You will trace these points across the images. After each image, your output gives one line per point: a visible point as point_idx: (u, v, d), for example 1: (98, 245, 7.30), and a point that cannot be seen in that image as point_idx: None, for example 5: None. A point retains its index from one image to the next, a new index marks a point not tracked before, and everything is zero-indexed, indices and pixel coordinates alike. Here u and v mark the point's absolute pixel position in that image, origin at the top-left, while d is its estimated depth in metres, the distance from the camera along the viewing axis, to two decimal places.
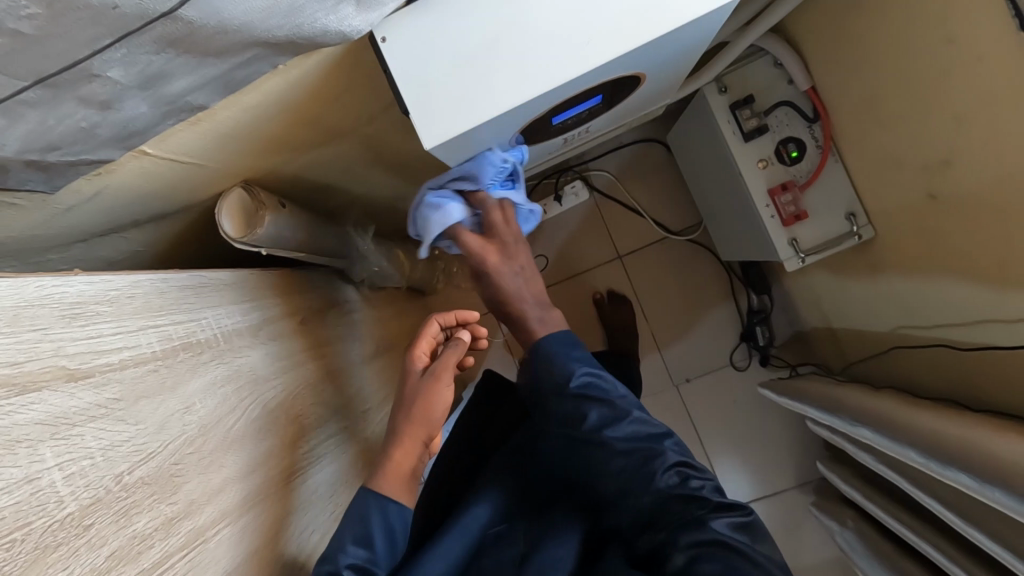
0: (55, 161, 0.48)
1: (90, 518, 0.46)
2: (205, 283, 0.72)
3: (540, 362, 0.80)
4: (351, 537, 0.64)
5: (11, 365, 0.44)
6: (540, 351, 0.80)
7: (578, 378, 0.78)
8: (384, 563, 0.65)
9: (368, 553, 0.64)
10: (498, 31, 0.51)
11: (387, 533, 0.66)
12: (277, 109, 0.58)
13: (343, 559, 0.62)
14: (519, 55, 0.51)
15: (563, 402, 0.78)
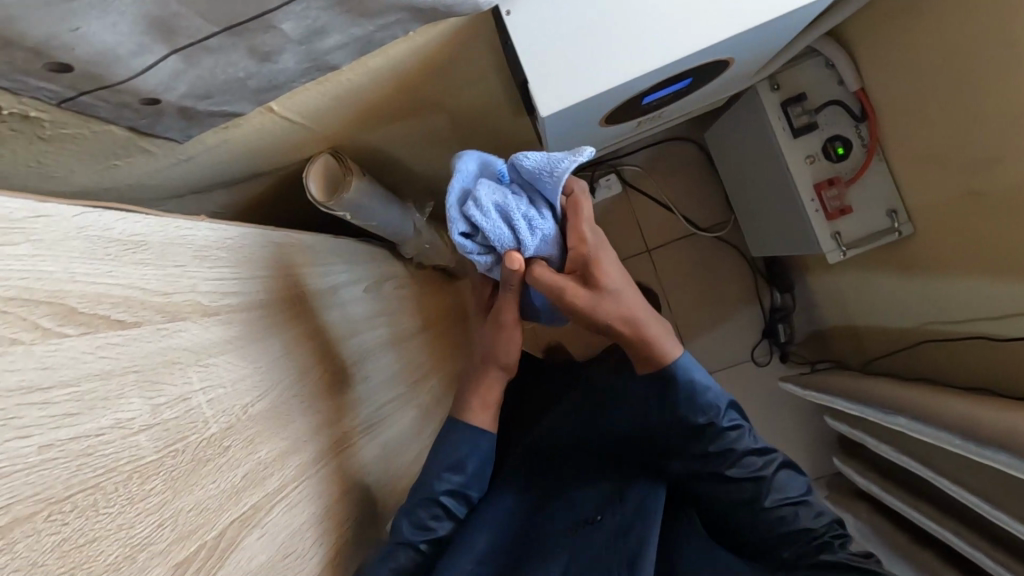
0: (202, 109, 0.51)
1: (228, 440, 0.49)
2: (292, 243, 0.75)
3: (672, 397, 0.64)
4: (444, 464, 0.66)
5: (162, 295, 0.48)
6: (673, 386, 0.64)
7: (712, 417, 0.64)
8: (476, 485, 0.68)
9: (460, 480, 0.67)
10: (612, 10, 0.55)
11: (477, 458, 0.67)
12: (389, 74, 0.61)
13: (438, 485, 0.65)
14: (632, 35, 0.55)
15: (704, 442, 0.66)
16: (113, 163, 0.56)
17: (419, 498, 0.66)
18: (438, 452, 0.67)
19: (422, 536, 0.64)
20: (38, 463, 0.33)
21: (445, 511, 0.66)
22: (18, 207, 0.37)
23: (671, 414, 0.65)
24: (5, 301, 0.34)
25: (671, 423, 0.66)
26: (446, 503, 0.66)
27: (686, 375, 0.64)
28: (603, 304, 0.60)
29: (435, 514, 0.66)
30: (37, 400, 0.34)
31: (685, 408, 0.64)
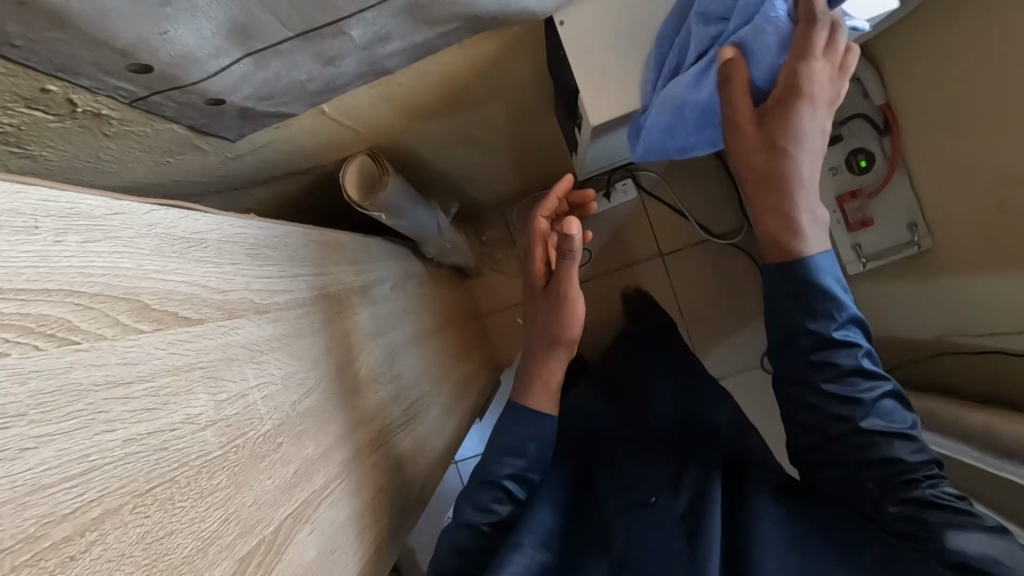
0: (261, 110, 0.52)
1: (281, 437, 0.50)
2: (330, 241, 0.76)
3: (792, 309, 0.66)
4: (507, 451, 0.80)
5: (220, 292, 0.48)
6: (806, 301, 0.65)
7: (829, 351, 0.65)
8: (535, 468, 0.81)
9: (520, 463, 0.80)
10: None
11: (535, 444, 0.81)
12: (437, 77, 0.62)
13: (502, 470, 0.78)
14: None
15: (810, 342, 0.66)
16: (166, 160, 0.57)
17: (486, 480, 0.78)
18: (504, 438, 0.81)
19: (491, 514, 0.76)
20: (123, 456, 0.34)
21: (507, 491, 0.78)
22: (98, 203, 0.38)
23: (793, 335, 0.67)
24: (90, 297, 0.35)
25: (790, 354, 0.68)
26: (509, 486, 0.79)
27: (819, 296, 0.64)
28: (778, 164, 0.61)
29: (500, 495, 0.78)
30: (120, 395, 0.35)
31: (806, 334, 0.66)
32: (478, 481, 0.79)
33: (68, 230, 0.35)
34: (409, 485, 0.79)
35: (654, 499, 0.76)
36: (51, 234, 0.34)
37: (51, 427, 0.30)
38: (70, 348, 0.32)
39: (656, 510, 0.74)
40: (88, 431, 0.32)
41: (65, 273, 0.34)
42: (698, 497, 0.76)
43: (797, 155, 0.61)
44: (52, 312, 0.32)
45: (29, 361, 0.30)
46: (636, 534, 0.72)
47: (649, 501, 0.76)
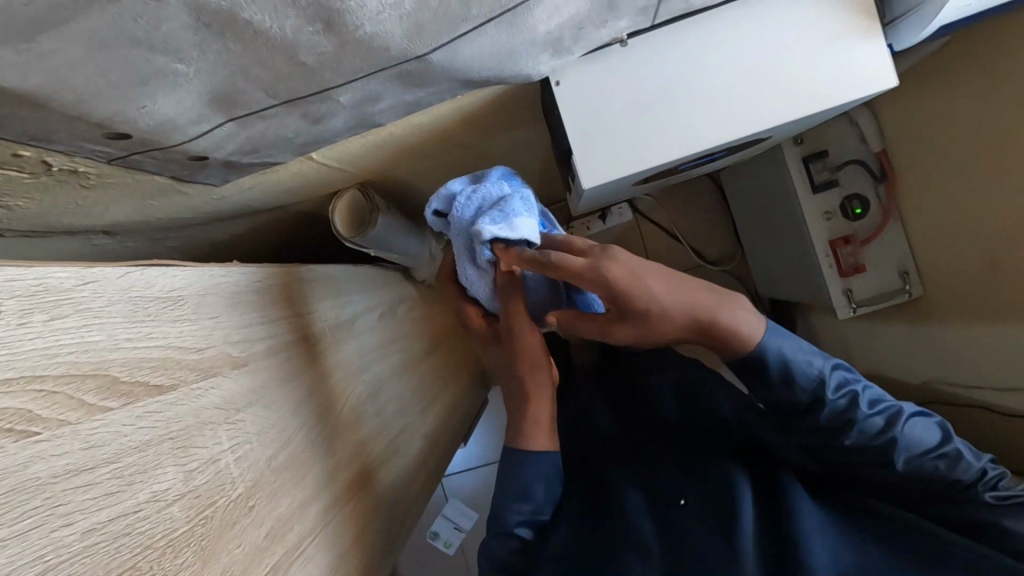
0: (246, 161, 0.51)
1: (253, 499, 0.49)
2: (314, 277, 0.74)
3: (795, 408, 0.62)
4: (510, 494, 0.70)
5: (196, 352, 0.47)
6: (798, 389, 0.60)
7: (851, 412, 0.60)
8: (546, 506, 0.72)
9: (529, 508, 0.70)
10: (664, 86, 0.53)
11: (540, 478, 0.71)
12: (428, 125, 0.60)
13: (512, 517, 0.69)
14: (682, 111, 0.53)
15: (812, 410, 0.61)
16: (147, 203, 0.56)
17: (498, 531, 0.70)
18: (510, 479, 0.71)
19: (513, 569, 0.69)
20: (82, 549, 0.33)
21: (523, 535, 0.70)
22: (68, 275, 0.37)
23: (805, 423, 0.63)
24: (55, 380, 0.34)
25: (800, 431, 0.64)
26: (524, 531, 0.70)
27: (806, 368, 0.60)
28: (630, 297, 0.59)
29: (516, 542, 0.69)
30: (81, 484, 0.34)
31: (819, 417, 0.61)
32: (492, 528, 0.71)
33: (35, 308, 0.34)
34: (391, 520, 0.79)
35: (683, 500, 0.68)
36: (15, 316, 0.33)
37: (5, 530, 0.29)
38: (30, 441, 0.31)
39: (686, 510, 0.66)
40: (43, 529, 0.31)
41: (28, 358, 0.33)
42: (718, 494, 0.66)
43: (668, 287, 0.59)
44: (11, 404, 0.31)
45: None
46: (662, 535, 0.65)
47: (679, 502, 0.68)
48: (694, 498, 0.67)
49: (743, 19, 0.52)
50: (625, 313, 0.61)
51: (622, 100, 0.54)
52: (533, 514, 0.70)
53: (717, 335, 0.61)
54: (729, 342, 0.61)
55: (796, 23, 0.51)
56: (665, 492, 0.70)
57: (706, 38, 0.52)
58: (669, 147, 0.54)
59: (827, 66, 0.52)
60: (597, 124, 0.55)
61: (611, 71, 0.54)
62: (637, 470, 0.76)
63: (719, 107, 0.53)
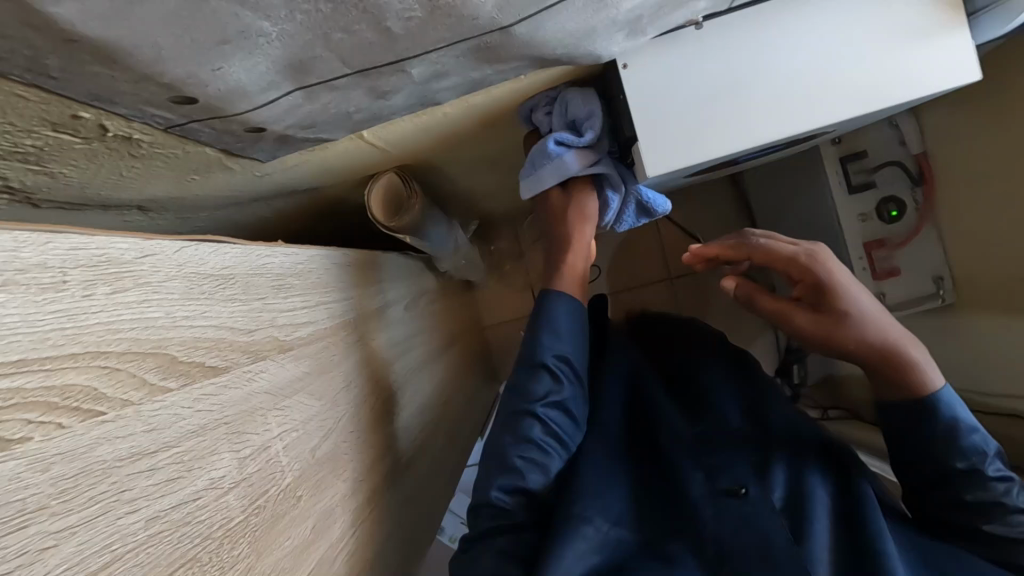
0: (300, 137, 0.49)
1: (299, 490, 0.47)
2: (353, 262, 0.72)
3: (931, 438, 0.62)
4: (540, 333, 0.69)
5: (246, 334, 0.45)
6: (933, 423, 0.62)
7: (977, 462, 0.61)
8: (579, 353, 0.70)
9: (562, 344, 0.69)
10: (738, 73, 0.53)
11: (567, 318, 0.70)
12: (482, 105, 0.58)
13: (542, 351, 0.68)
14: (757, 101, 0.53)
15: (944, 442, 0.62)
16: (191, 178, 0.53)
17: (527, 369, 0.68)
18: (539, 323, 0.70)
19: (543, 442, 0.65)
20: (145, 538, 0.31)
21: (553, 378, 0.68)
22: (129, 246, 0.35)
23: (929, 450, 0.63)
24: (120, 357, 0.32)
25: (920, 453, 0.64)
26: (556, 371, 0.68)
27: (948, 414, 0.62)
28: (832, 326, 0.64)
29: (546, 380, 0.67)
30: (145, 468, 0.32)
31: (949, 451, 0.62)
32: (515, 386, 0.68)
33: (97, 280, 0.32)
34: (420, 513, 0.77)
35: (745, 489, 0.64)
36: (79, 287, 0.30)
37: (74, 517, 0.27)
38: (97, 421, 0.29)
39: (749, 501, 0.62)
40: (110, 516, 0.29)
41: (93, 333, 0.30)
42: (791, 495, 0.65)
43: (866, 326, 0.63)
44: (78, 381, 0.29)
45: (52, 444, 0.27)
46: (718, 525, 0.61)
47: (739, 491, 0.64)
48: (761, 489, 0.64)
49: (823, 14, 0.52)
50: (821, 305, 0.65)
51: (698, 86, 0.53)
52: (565, 353, 0.69)
53: (883, 361, 0.64)
54: (892, 373, 0.64)
55: (876, 22, 0.51)
56: (729, 476, 0.66)
57: (785, 32, 0.52)
58: (741, 136, 0.54)
59: (901, 61, 0.51)
60: (670, 109, 0.54)
61: (687, 57, 0.53)
62: (697, 440, 0.72)
63: (787, 99, 0.53)
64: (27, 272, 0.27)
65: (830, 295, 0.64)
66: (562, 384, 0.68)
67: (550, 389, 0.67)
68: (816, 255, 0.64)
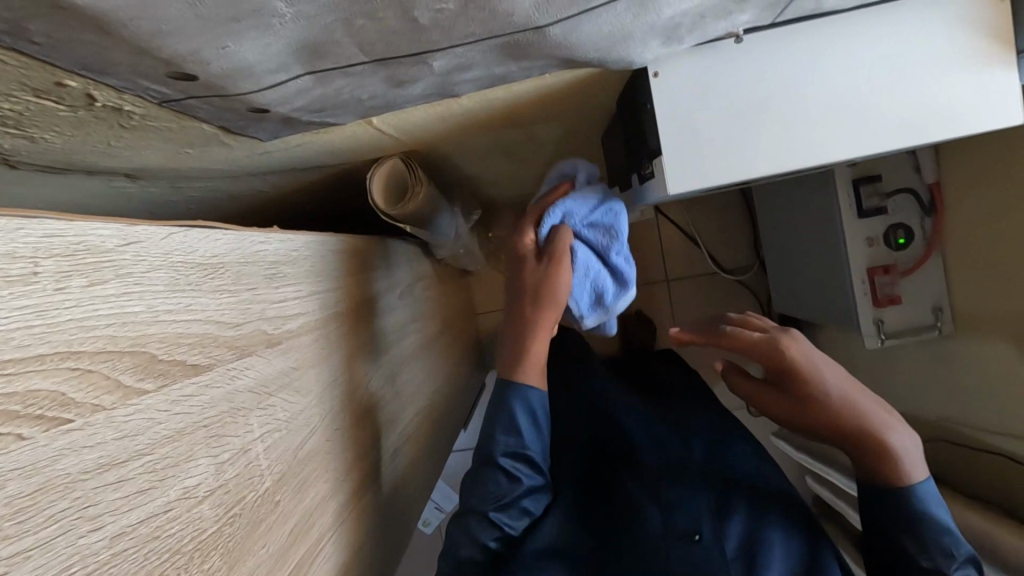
0: (305, 119, 0.46)
1: (279, 494, 0.44)
2: (351, 250, 0.70)
3: (900, 524, 0.62)
4: (496, 427, 0.64)
5: (233, 328, 0.42)
6: (901, 509, 0.62)
7: (940, 562, 0.60)
8: (530, 471, 0.65)
9: (516, 441, 0.64)
10: (776, 91, 0.51)
11: (529, 417, 0.64)
12: (499, 102, 0.55)
13: (495, 447, 0.63)
14: (792, 122, 0.52)
15: (907, 536, 0.62)
16: (183, 151, 0.50)
17: (482, 464, 0.64)
18: (496, 414, 0.64)
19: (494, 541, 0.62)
20: (109, 557, 0.28)
21: (508, 477, 0.63)
22: (111, 233, 0.32)
23: (898, 537, 0.63)
24: (93, 357, 0.29)
25: (891, 539, 0.64)
26: (510, 467, 0.63)
27: (919, 509, 0.61)
28: (805, 415, 0.67)
29: (500, 482, 0.63)
30: (113, 480, 0.29)
31: (913, 545, 0.61)
32: (473, 476, 0.64)
33: (74, 270, 0.29)
34: (405, 512, 0.75)
35: (699, 534, 0.62)
36: (51, 279, 0.27)
37: (29, 539, 0.24)
38: (63, 430, 0.27)
39: (703, 548, 0.61)
40: (70, 535, 0.26)
41: (63, 330, 0.28)
42: (746, 546, 0.63)
43: (833, 416, 0.64)
44: (43, 385, 0.26)
45: (9, 457, 0.24)
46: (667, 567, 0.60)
47: (695, 537, 0.62)
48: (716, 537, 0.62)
49: (871, 38, 0.50)
50: (788, 392, 0.67)
51: (732, 102, 0.52)
52: (518, 450, 0.64)
53: (858, 447, 0.64)
54: (863, 454, 0.64)
55: (912, 48, 0.50)
56: (685, 518, 0.64)
57: (827, 53, 0.51)
58: (771, 157, 0.52)
59: (932, 94, 0.51)
60: (703, 124, 0.52)
61: (727, 67, 0.51)
62: (662, 477, 0.70)
63: (821, 123, 0.52)
64: None
65: (797, 384, 0.65)
66: (518, 483, 0.63)
67: (506, 489, 0.63)
68: (781, 346, 0.65)
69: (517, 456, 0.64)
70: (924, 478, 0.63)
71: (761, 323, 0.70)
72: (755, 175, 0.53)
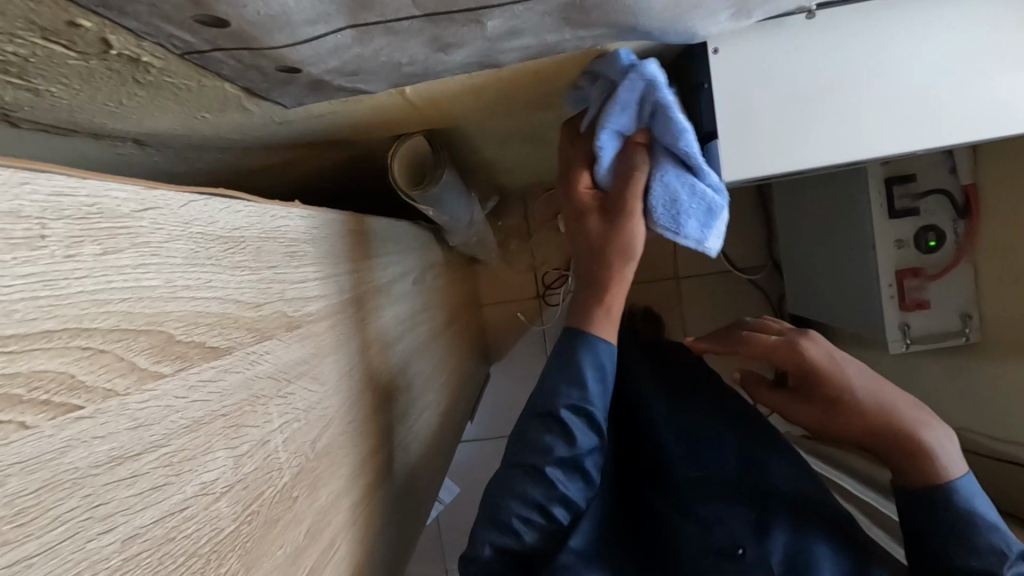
0: (336, 83, 0.42)
1: (296, 491, 0.41)
2: (369, 231, 0.66)
3: (941, 524, 0.59)
4: (562, 379, 0.57)
5: (253, 309, 0.39)
6: (944, 510, 0.59)
7: (991, 562, 0.57)
8: (588, 437, 0.57)
9: (582, 394, 0.57)
10: (841, 76, 0.48)
11: (603, 370, 0.58)
12: (541, 75, 0.51)
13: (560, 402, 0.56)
14: (855, 110, 0.49)
15: (949, 533, 0.59)
16: (198, 115, 0.46)
17: (541, 418, 0.57)
18: (567, 357, 0.57)
19: (544, 500, 0.56)
20: (120, 564, 0.25)
21: (566, 433, 0.56)
22: (127, 196, 0.28)
23: (937, 539, 0.60)
24: (105, 336, 0.25)
25: (928, 541, 0.61)
26: (571, 424, 0.56)
27: (961, 506, 0.59)
28: (831, 416, 0.66)
29: (557, 437, 0.56)
30: (126, 476, 0.26)
31: (959, 546, 0.58)
32: (528, 434, 0.57)
33: (86, 237, 0.25)
34: (415, 507, 0.71)
35: (742, 550, 0.63)
36: (61, 245, 0.24)
37: (33, 544, 0.21)
38: (71, 419, 0.23)
39: (745, 567, 0.62)
40: (78, 539, 0.23)
41: (74, 305, 0.24)
42: (792, 559, 0.62)
43: (860, 412, 0.64)
44: (49, 366, 0.23)
45: (11, 450, 0.21)
46: None
47: (736, 552, 0.63)
48: (758, 553, 0.62)
49: (942, 24, 0.47)
50: (812, 397, 0.68)
51: (794, 85, 0.48)
52: (584, 406, 0.57)
53: (891, 446, 0.63)
54: (900, 456, 0.63)
55: (980, 38, 0.47)
56: (725, 534, 0.65)
57: (896, 37, 0.47)
58: (829, 147, 0.49)
59: (996, 89, 0.48)
60: (756, 109, 0.49)
61: (788, 49, 0.47)
62: (694, 496, 0.69)
63: (884, 113, 0.49)
64: None
65: (823, 386, 0.66)
66: (574, 443, 0.56)
67: (561, 449, 0.56)
68: (799, 347, 0.67)
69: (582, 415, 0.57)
70: (962, 476, 0.61)
71: (776, 326, 0.73)
72: (811, 165, 0.50)
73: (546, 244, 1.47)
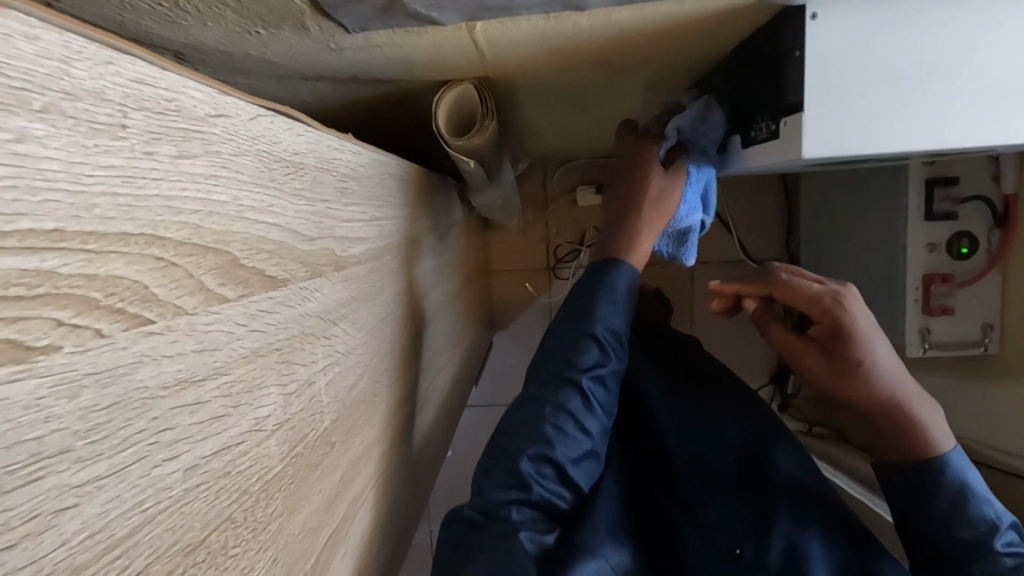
0: (411, 8, 0.39)
1: (333, 436, 0.39)
2: (408, 180, 0.63)
3: (939, 497, 0.59)
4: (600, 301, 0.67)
5: (307, 242, 0.36)
6: (943, 485, 0.59)
7: (986, 533, 0.57)
8: (617, 355, 0.67)
9: (619, 321, 0.68)
10: (940, 58, 0.46)
11: (625, 291, 0.69)
12: (618, 25, 0.48)
13: (597, 322, 0.66)
14: (949, 95, 0.46)
15: (945, 505, 0.59)
16: (254, 29, 0.43)
17: (574, 334, 0.66)
18: (597, 288, 0.68)
19: (580, 412, 0.63)
20: (181, 495, 0.23)
21: (600, 349, 0.66)
22: (202, 97, 0.25)
23: (935, 514, 0.59)
24: (178, 248, 0.23)
25: (924, 518, 0.60)
26: (604, 341, 0.66)
27: (957, 475, 0.59)
28: (842, 376, 0.62)
29: (592, 351, 0.65)
30: (190, 402, 0.24)
31: (956, 519, 0.58)
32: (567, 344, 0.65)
33: (163, 134, 0.23)
34: (427, 467, 0.70)
35: (740, 550, 0.64)
36: (141, 138, 0.21)
37: (103, 465, 0.19)
38: (142, 333, 0.21)
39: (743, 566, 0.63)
40: (145, 464, 0.21)
41: (151, 209, 0.22)
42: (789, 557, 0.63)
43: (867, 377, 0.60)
44: (125, 272, 0.20)
45: (86, 358, 0.18)
46: None
47: (733, 553, 0.65)
48: (755, 551, 0.63)
49: None
50: (832, 352, 0.62)
51: (889, 62, 0.46)
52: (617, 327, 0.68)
53: (889, 417, 0.61)
54: (890, 422, 0.61)
55: None
56: (726, 533, 0.66)
57: (998, 21, 0.45)
58: (917, 133, 0.47)
59: None
60: (848, 85, 0.46)
61: (888, 24, 0.45)
62: (696, 486, 0.72)
63: (977, 102, 0.47)
64: (79, 99, 0.19)
65: (846, 346, 0.60)
66: (606, 357, 0.66)
67: (596, 361, 0.65)
68: (830, 304, 0.61)
69: (614, 335, 0.67)
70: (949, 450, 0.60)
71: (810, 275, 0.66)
72: (897, 151, 0.48)
73: (562, 215, 1.44)
